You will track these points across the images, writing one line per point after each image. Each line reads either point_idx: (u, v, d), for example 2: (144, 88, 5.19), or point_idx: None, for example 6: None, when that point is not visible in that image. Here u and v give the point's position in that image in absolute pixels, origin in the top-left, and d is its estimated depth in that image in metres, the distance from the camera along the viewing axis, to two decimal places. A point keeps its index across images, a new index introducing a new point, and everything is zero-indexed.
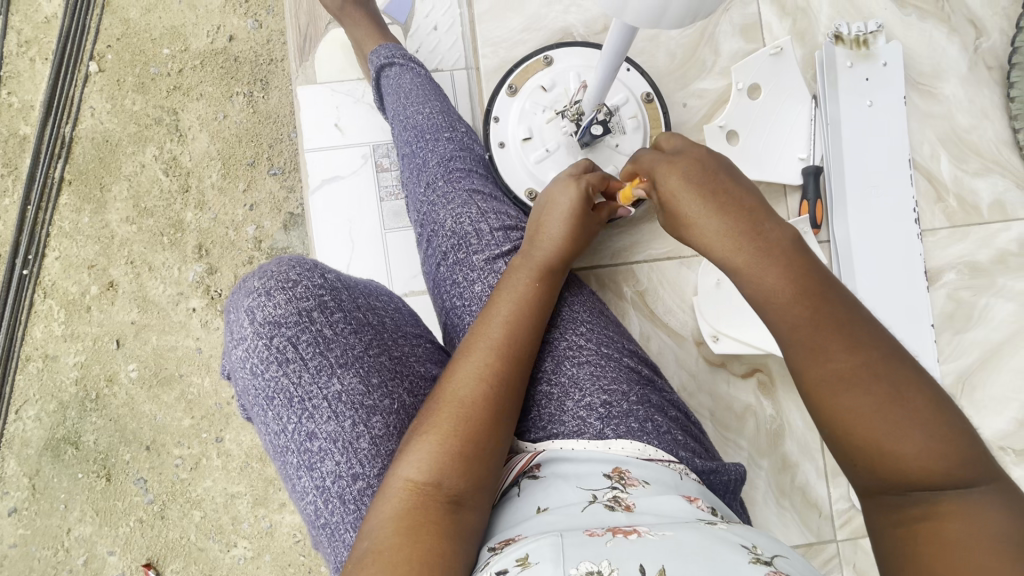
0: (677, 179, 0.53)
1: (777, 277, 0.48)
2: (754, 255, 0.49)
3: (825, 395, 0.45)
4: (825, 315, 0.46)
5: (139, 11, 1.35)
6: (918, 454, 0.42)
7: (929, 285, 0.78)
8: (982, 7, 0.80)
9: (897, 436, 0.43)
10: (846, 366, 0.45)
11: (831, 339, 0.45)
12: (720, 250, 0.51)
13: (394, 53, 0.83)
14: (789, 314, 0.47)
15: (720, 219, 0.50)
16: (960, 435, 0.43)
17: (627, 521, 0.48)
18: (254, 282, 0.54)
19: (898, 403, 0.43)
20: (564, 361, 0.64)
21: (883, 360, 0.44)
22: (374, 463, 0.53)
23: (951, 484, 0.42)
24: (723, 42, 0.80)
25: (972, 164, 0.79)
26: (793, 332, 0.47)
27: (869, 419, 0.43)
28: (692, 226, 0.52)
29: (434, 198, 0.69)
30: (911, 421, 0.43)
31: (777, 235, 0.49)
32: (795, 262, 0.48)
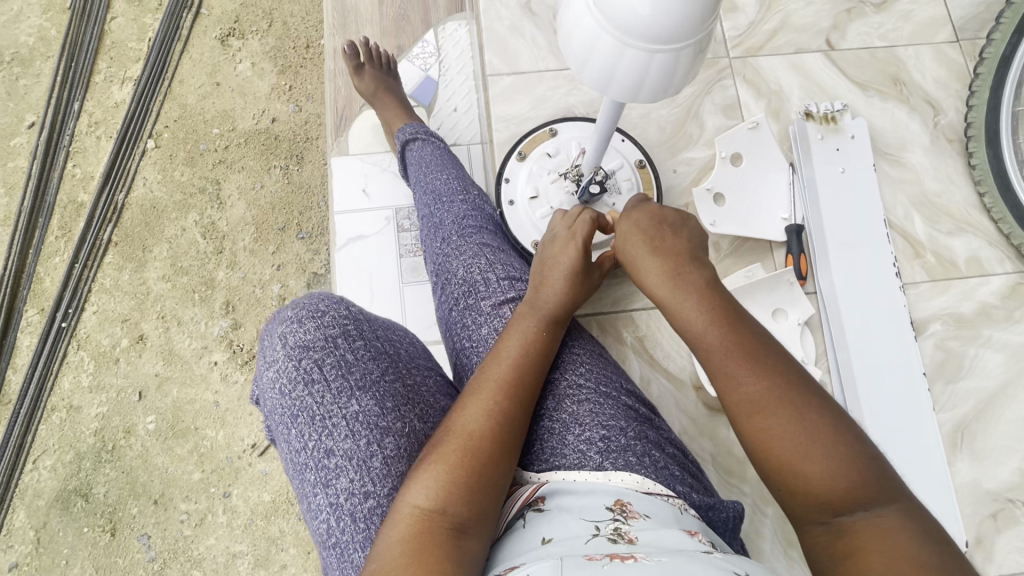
0: (627, 224, 0.61)
1: (695, 309, 0.53)
2: (675, 288, 0.55)
3: (740, 417, 0.50)
4: (740, 345, 0.51)
5: (197, 98, 1.55)
6: (824, 475, 0.46)
7: (917, 335, 0.82)
8: (935, 92, 0.91)
9: (806, 459, 0.46)
10: (759, 392, 0.49)
11: (742, 364, 0.50)
12: (653, 287, 0.57)
13: (417, 130, 0.95)
14: (705, 339, 0.52)
15: (655, 259, 0.57)
16: (862, 460, 0.46)
17: (627, 549, 0.50)
18: (289, 312, 0.63)
19: (802, 424, 0.47)
20: (564, 399, 0.67)
21: (790, 390, 0.49)
22: (384, 483, 0.57)
23: (859, 507, 0.45)
24: (706, 119, 0.90)
25: (945, 224, 0.86)
26: (710, 358, 0.51)
27: (782, 440, 0.47)
28: (635, 262, 0.59)
29: (448, 250, 0.77)
30: (818, 443, 0.47)
31: (696, 276, 0.55)
32: (711, 298, 0.54)
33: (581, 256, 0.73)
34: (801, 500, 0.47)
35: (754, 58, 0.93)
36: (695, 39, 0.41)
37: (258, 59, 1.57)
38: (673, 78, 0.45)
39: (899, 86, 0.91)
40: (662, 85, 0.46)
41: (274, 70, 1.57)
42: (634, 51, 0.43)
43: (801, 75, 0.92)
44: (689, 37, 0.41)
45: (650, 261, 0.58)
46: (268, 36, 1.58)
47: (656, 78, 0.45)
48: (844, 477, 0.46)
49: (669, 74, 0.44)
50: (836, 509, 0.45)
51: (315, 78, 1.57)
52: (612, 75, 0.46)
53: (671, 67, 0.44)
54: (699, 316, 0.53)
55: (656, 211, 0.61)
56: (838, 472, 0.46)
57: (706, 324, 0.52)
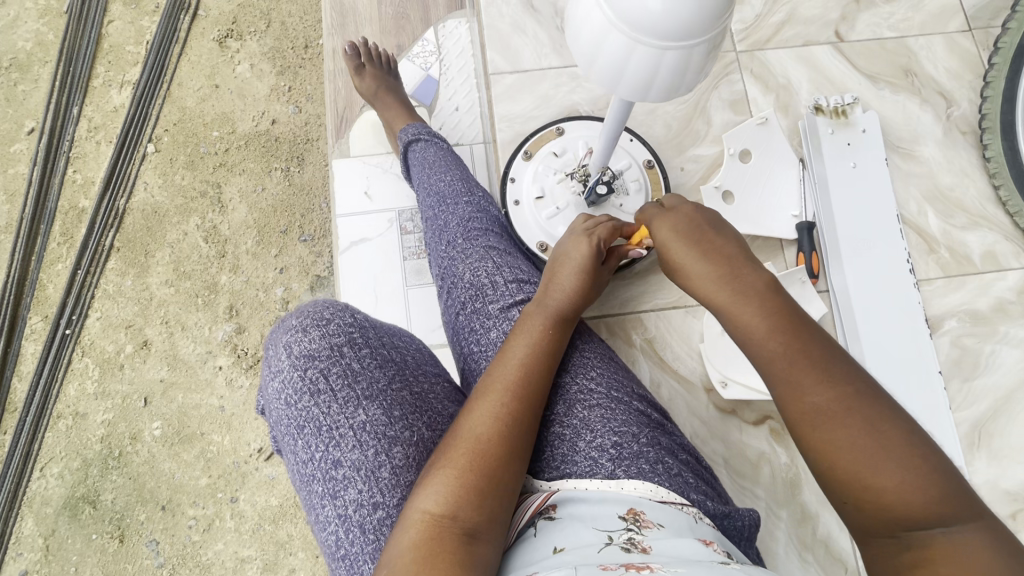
0: (669, 231, 0.59)
1: (756, 314, 0.52)
2: (731, 296, 0.53)
3: (803, 426, 0.48)
4: (803, 352, 0.49)
5: (196, 101, 1.54)
6: (897, 487, 0.44)
7: (932, 332, 0.80)
8: (947, 82, 0.89)
9: (876, 469, 0.45)
10: (825, 401, 0.47)
11: (806, 372, 0.48)
12: (705, 292, 0.56)
13: (420, 130, 0.94)
14: (766, 347, 0.51)
15: (705, 264, 0.56)
16: (938, 473, 0.44)
17: (641, 560, 0.49)
18: (293, 321, 0.62)
19: (873, 434, 0.45)
20: (575, 404, 0.66)
21: (860, 398, 0.47)
22: (393, 493, 0.56)
23: (934, 522, 0.43)
24: (714, 115, 0.89)
25: (960, 218, 0.84)
26: (771, 366, 0.50)
27: (851, 451, 0.46)
28: (683, 270, 0.58)
29: (454, 253, 0.75)
30: (893, 453, 0.45)
31: (753, 276, 0.54)
32: (770, 299, 0.52)
33: (593, 249, 0.72)
34: (865, 514, 0.45)
35: (761, 52, 0.91)
36: (708, 35, 0.40)
37: (256, 60, 1.55)
38: (685, 75, 0.43)
39: (911, 78, 0.89)
40: (673, 83, 0.44)
41: (273, 71, 1.55)
42: (645, 48, 0.41)
43: (810, 68, 0.90)
44: (703, 34, 0.40)
45: (700, 265, 0.56)
46: (266, 37, 1.56)
47: (668, 76, 0.43)
48: (920, 492, 0.43)
49: (681, 71, 0.43)
50: (911, 524, 0.43)
51: (314, 78, 1.55)
52: (622, 73, 0.44)
53: (683, 64, 0.42)
54: (760, 321, 0.52)
55: (696, 215, 0.59)
56: (912, 485, 0.44)
57: (769, 329, 0.51)
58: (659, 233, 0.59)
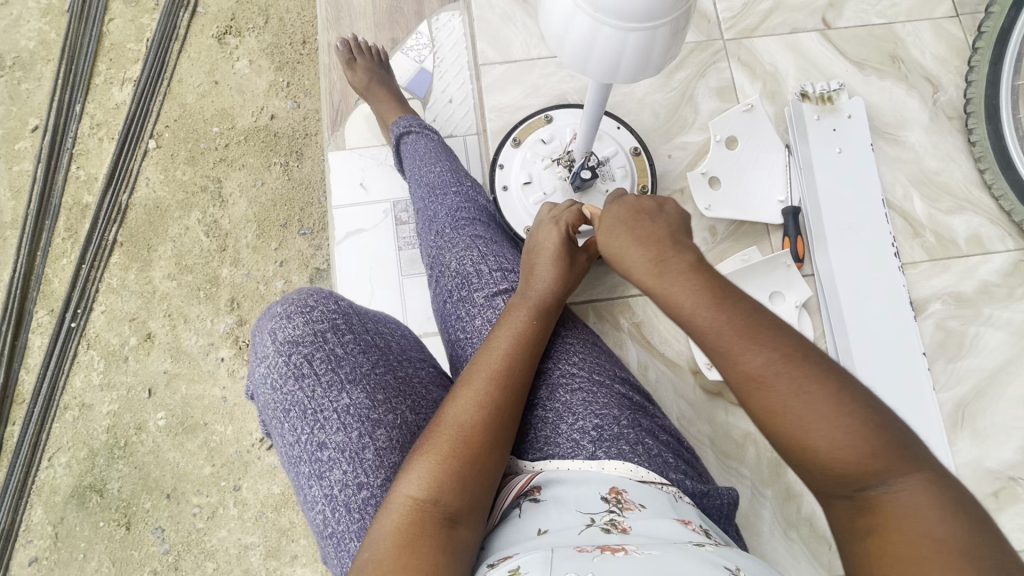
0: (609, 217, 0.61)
1: (683, 290, 0.52)
2: (662, 271, 0.54)
3: (745, 395, 0.48)
4: (736, 320, 0.49)
5: (196, 97, 1.56)
6: (837, 448, 0.44)
7: (917, 316, 0.81)
8: (934, 68, 0.90)
9: (816, 431, 0.45)
10: (758, 370, 0.47)
11: (738, 339, 0.48)
12: (639, 272, 0.56)
13: (412, 122, 0.95)
14: (697, 319, 0.51)
15: (639, 243, 0.57)
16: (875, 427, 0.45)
17: (619, 540, 0.50)
18: (278, 308, 0.64)
19: (805, 397, 0.46)
20: (558, 389, 0.68)
21: (793, 360, 0.47)
22: (376, 474, 0.58)
23: (877, 479, 0.44)
24: (701, 102, 0.90)
25: (945, 202, 0.85)
26: (705, 337, 0.50)
27: (788, 416, 0.46)
28: (619, 251, 0.59)
29: (441, 243, 0.77)
30: (825, 413, 0.45)
31: (682, 256, 0.55)
32: (700, 276, 0.52)
33: (563, 237, 0.74)
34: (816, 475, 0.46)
35: (748, 40, 0.92)
36: (671, 16, 0.41)
37: (255, 56, 1.57)
38: (652, 56, 0.45)
39: (897, 64, 0.90)
40: (640, 64, 0.45)
41: (271, 67, 1.57)
42: (611, 30, 0.43)
43: (797, 55, 0.91)
44: (665, 14, 0.41)
45: (634, 247, 0.57)
46: (264, 33, 1.58)
47: (634, 57, 0.45)
48: (858, 452, 0.44)
49: (647, 52, 0.44)
50: (857, 485, 0.44)
51: (313, 73, 1.57)
52: (590, 54, 0.46)
53: (648, 45, 0.43)
54: (689, 297, 0.52)
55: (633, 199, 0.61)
56: (853, 445, 0.44)
57: (695, 305, 0.51)
58: (602, 219, 0.61)
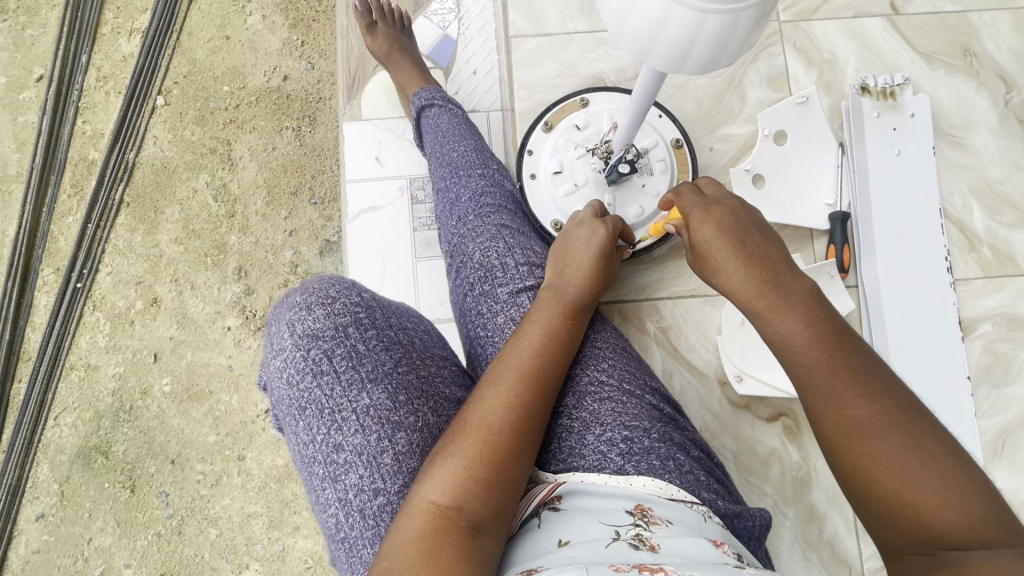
0: (712, 231, 0.57)
1: (796, 324, 0.51)
2: (774, 303, 0.53)
3: (840, 439, 0.47)
4: (846, 364, 0.49)
5: (206, 52, 1.48)
6: (938, 505, 0.43)
7: (965, 336, 0.76)
8: (1010, 64, 0.82)
9: (918, 487, 0.44)
10: (867, 416, 0.47)
11: (846, 385, 0.48)
12: (743, 297, 0.55)
13: (434, 95, 0.89)
14: (806, 358, 0.50)
15: (746, 269, 0.55)
16: (978, 490, 0.44)
17: (653, 559, 0.48)
18: (297, 297, 0.61)
19: (916, 452, 0.45)
20: (585, 397, 0.64)
21: (901, 415, 0.46)
22: (395, 480, 0.56)
23: (975, 543, 0.42)
24: (750, 91, 0.83)
25: (1007, 215, 0.78)
26: (812, 377, 0.49)
27: (890, 467, 0.45)
28: (720, 272, 0.56)
29: (464, 231, 0.72)
30: (932, 471, 0.44)
31: (796, 285, 0.54)
32: (813, 310, 0.52)
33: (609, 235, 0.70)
34: (902, 531, 0.44)
35: (806, 23, 0.84)
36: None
37: (268, 11, 1.49)
38: (727, 46, 0.38)
39: (969, 58, 0.82)
40: (714, 54, 0.39)
41: (286, 24, 1.49)
42: (685, 10, 0.37)
43: (859, 44, 0.83)
44: None
45: (739, 270, 0.55)
46: None
47: (709, 45, 0.38)
48: (962, 512, 0.43)
49: (723, 41, 0.38)
50: (949, 542, 0.43)
51: (328, 33, 1.48)
52: (656, 39, 0.40)
53: (727, 32, 0.37)
54: (802, 331, 0.51)
55: (742, 212, 0.57)
56: (954, 504, 0.43)
57: (811, 343, 0.50)
58: (699, 230, 0.58)
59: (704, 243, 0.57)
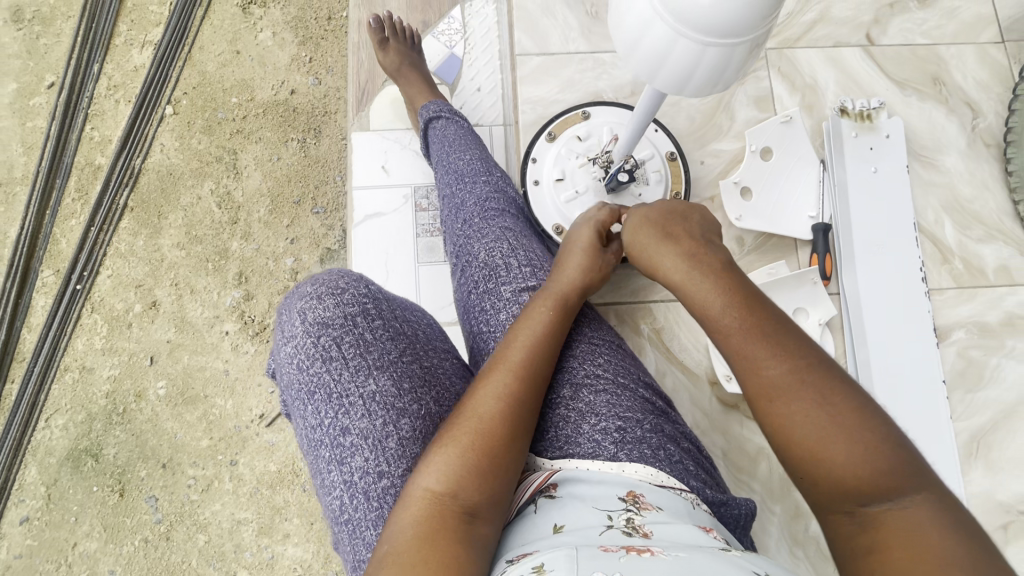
0: (641, 219, 0.65)
1: (709, 290, 0.56)
2: (690, 273, 0.58)
3: (761, 401, 0.50)
4: (758, 325, 0.52)
5: (216, 65, 1.53)
6: (845, 457, 0.46)
7: (939, 342, 0.80)
8: (976, 93, 0.89)
9: (826, 441, 0.47)
10: (776, 375, 0.50)
11: (760, 346, 0.51)
12: (668, 271, 0.60)
13: (441, 108, 0.94)
14: (720, 320, 0.54)
15: (669, 246, 0.61)
16: (884, 442, 0.46)
17: (642, 542, 0.50)
18: (308, 288, 0.64)
19: (822, 408, 0.48)
20: (582, 389, 0.67)
21: (813, 373, 0.49)
22: (398, 463, 0.58)
23: (879, 493, 0.45)
24: (738, 111, 0.88)
25: (976, 231, 0.84)
26: (728, 339, 0.53)
27: (801, 424, 0.48)
28: (649, 253, 0.63)
29: (470, 232, 0.76)
30: (839, 425, 0.47)
31: (711, 258, 0.59)
32: (726, 280, 0.56)
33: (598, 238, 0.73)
34: (818, 486, 0.47)
35: (790, 50, 0.90)
36: (752, 35, 0.40)
37: (279, 29, 1.55)
38: (725, 72, 0.43)
39: (939, 86, 0.89)
40: (712, 79, 0.44)
41: (295, 41, 1.55)
42: (689, 42, 0.41)
43: (838, 71, 0.90)
44: (747, 32, 0.40)
45: (663, 247, 0.61)
46: (290, 6, 1.56)
47: (708, 72, 0.43)
48: (866, 462, 0.45)
49: (721, 68, 0.43)
50: (857, 494, 0.45)
51: (336, 50, 1.55)
52: (662, 64, 0.44)
53: (725, 61, 0.42)
54: (716, 299, 0.55)
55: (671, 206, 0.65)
56: (859, 455, 0.46)
57: (722, 309, 0.54)
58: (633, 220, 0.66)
59: (634, 229, 0.65)
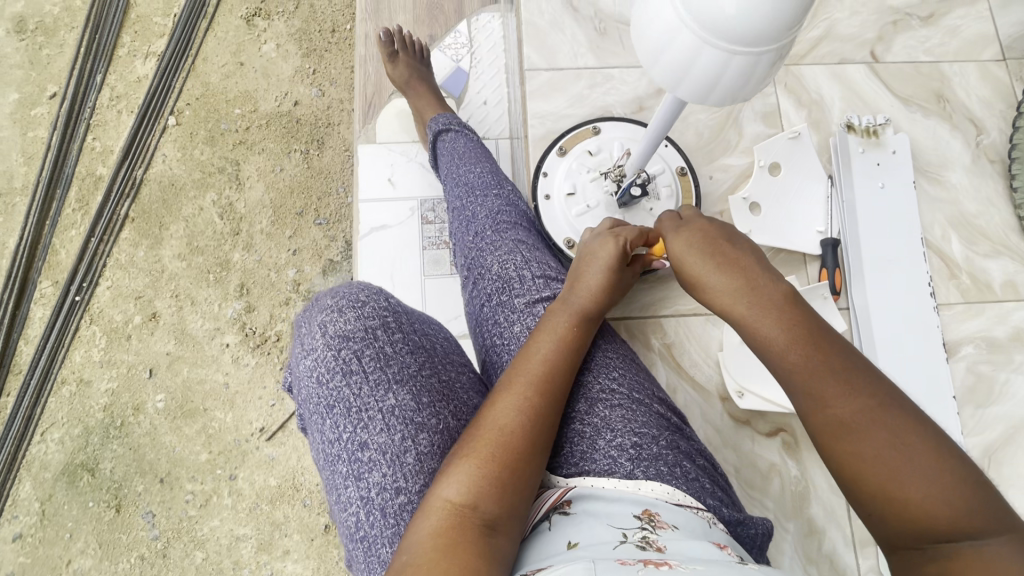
0: (684, 245, 0.61)
1: (772, 326, 0.53)
2: (749, 308, 0.55)
3: (830, 439, 0.49)
4: (826, 364, 0.50)
5: (219, 77, 1.53)
6: (923, 497, 0.45)
7: (949, 357, 0.80)
8: (979, 110, 0.90)
9: (901, 481, 0.45)
10: (849, 413, 0.48)
11: (829, 385, 0.49)
12: (722, 303, 0.57)
13: (451, 121, 0.94)
14: (786, 358, 0.52)
15: (722, 276, 0.57)
16: (964, 482, 0.45)
17: (659, 557, 0.49)
18: (329, 300, 0.64)
19: (900, 448, 0.46)
20: (597, 404, 0.67)
21: (885, 411, 0.48)
22: (416, 479, 0.57)
23: (959, 535, 0.44)
24: (746, 126, 0.89)
25: (983, 246, 0.85)
26: (794, 378, 0.51)
27: (875, 463, 0.47)
28: (698, 282, 0.59)
29: (483, 245, 0.76)
30: (916, 466, 0.45)
31: (772, 289, 0.55)
32: (791, 312, 0.53)
33: (620, 251, 0.71)
34: (890, 523, 0.46)
35: (796, 67, 0.92)
36: (777, 44, 0.40)
37: (282, 41, 1.55)
38: (749, 83, 0.43)
39: (943, 103, 0.90)
40: (736, 89, 0.44)
41: (298, 53, 1.55)
42: (714, 50, 0.41)
43: (843, 87, 0.91)
44: (772, 43, 0.40)
45: (714, 277, 0.58)
46: (294, 19, 1.57)
47: (732, 81, 0.43)
48: (948, 504, 0.44)
49: (745, 77, 0.43)
50: (936, 535, 0.44)
51: (340, 62, 1.55)
52: (685, 74, 0.44)
53: (749, 70, 0.42)
54: (780, 333, 0.52)
55: (711, 229, 0.61)
56: (939, 496, 0.44)
57: (786, 344, 0.52)
58: (674, 246, 0.62)
59: (678, 257, 0.61)
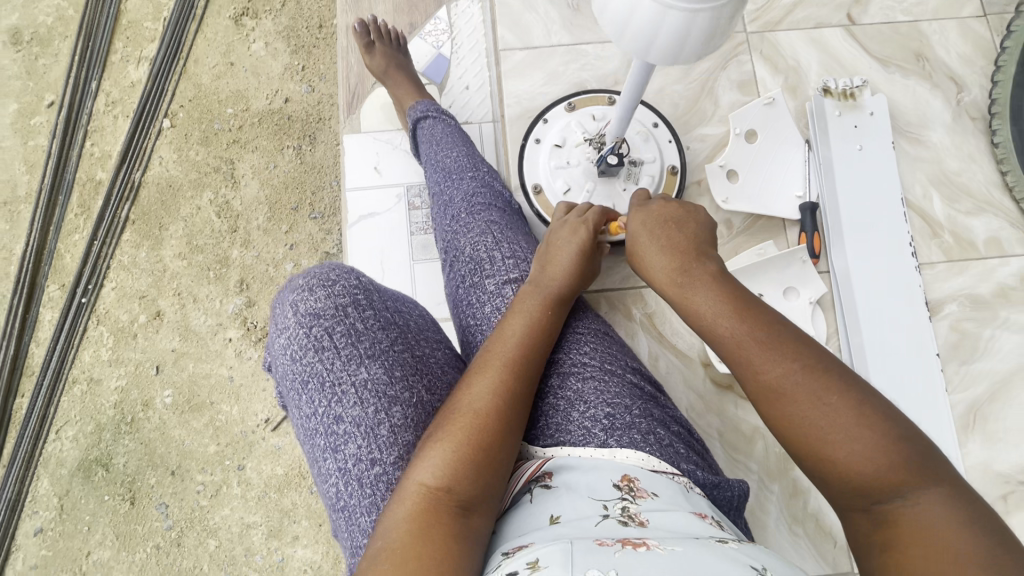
0: (638, 224, 0.65)
1: (707, 303, 0.56)
2: (685, 286, 0.59)
3: (766, 403, 0.51)
4: (753, 333, 0.52)
5: (211, 78, 1.56)
6: (849, 456, 0.46)
7: (932, 316, 0.80)
8: (959, 67, 0.89)
9: (829, 440, 0.47)
10: (775, 379, 0.50)
11: (759, 353, 0.51)
12: (662, 282, 0.61)
13: (429, 107, 0.95)
14: (719, 330, 0.55)
15: (665, 257, 0.62)
16: (892, 438, 0.46)
17: (638, 534, 0.50)
18: (299, 280, 0.65)
19: (822, 411, 0.47)
20: (569, 377, 0.68)
21: (810, 374, 0.49)
22: (391, 451, 0.59)
23: (891, 493, 0.44)
24: (721, 95, 0.89)
25: (964, 204, 0.84)
26: (727, 349, 0.54)
27: (806, 424, 0.48)
28: (645, 262, 0.64)
29: (457, 226, 0.77)
30: (843, 425, 0.47)
31: (704, 270, 0.59)
32: (721, 290, 0.57)
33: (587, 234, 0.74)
34: (832, 485, 0.47)
35: (772, 33, 0.91)
36: (713, 4, 0.41)
37: (270, 39, 1.57)
38: (687, 43, 0.45)
39: (922, 62, 0.89)
40: (675, 48, 0.46)
41: (287, 50, 1.57)
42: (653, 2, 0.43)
43: (820, 51, 0.90)
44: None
45: (659, 257, 0.62)
46: (282, 16, 1.58)
47: (670, 39, 0.45)
48: (872, 460, 0.45)
49: (683, 36, 0.44)
50: (874, 496, 0.45)
51: (328, 57, 1.56)
52: (628, 26, 0.46)
53: (686, 29, 0.44)
54: (711, 307, 0.56)
55: (666, 211, 0.65)
56: (866, 454, 0.45)
57: (717, 317, 0.55)
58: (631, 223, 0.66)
59: (632, 234, 0.65)
